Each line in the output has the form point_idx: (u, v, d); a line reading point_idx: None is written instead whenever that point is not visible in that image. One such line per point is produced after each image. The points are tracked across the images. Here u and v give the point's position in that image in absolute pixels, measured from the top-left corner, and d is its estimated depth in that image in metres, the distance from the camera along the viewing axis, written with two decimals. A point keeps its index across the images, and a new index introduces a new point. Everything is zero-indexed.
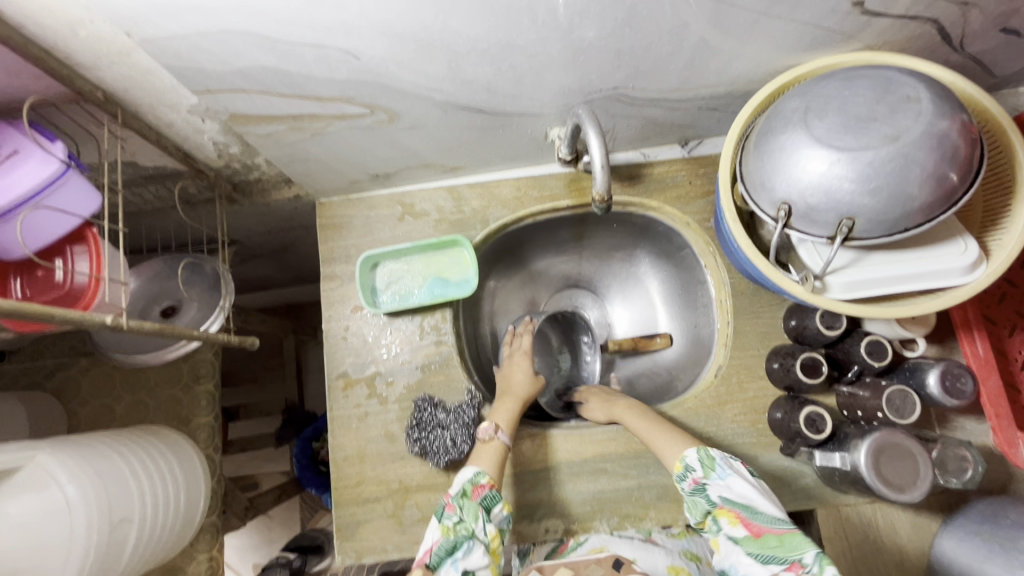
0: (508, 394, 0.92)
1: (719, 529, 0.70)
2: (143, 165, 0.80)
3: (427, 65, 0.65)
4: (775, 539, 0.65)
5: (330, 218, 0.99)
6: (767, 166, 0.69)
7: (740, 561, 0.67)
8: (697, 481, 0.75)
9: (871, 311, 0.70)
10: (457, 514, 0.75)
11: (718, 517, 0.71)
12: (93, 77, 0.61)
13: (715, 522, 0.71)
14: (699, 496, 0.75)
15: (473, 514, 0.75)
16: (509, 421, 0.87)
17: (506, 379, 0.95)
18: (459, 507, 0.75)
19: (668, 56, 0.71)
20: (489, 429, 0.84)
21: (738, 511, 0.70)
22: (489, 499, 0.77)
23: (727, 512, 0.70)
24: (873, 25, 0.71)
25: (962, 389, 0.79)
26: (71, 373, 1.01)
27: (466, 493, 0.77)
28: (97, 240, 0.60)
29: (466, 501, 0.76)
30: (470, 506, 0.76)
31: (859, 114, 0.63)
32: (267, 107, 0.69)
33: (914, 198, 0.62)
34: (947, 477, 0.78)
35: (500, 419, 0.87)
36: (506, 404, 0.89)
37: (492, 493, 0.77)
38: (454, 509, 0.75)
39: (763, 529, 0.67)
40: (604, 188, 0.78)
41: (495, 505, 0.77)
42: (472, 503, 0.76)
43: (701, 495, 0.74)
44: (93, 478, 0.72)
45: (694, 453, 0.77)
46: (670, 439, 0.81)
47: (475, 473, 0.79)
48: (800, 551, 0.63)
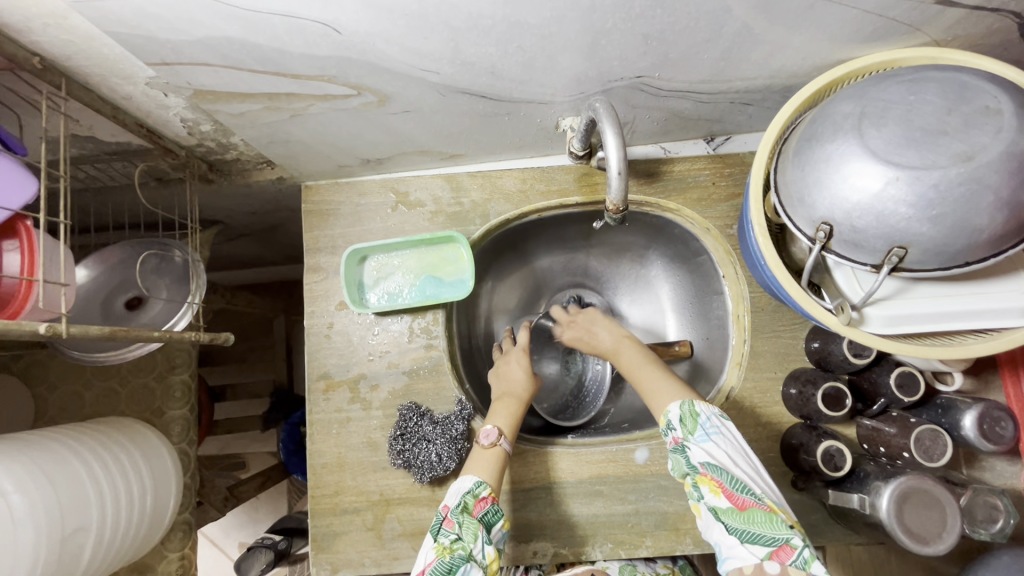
0: (507, 395, 0.83)
1: (700, 496, 0.66)
2: (103, 140, 0.71)
3: (422, 43, 0.56)
4: (760, 515, 0.62)
5: (316, 203, 0.90)
6: (808, 179, 0.60)
7: (722, 539, 0.63)
8: (677, 442, 0.69)
9: (917, 350, 0.62)
10: (455, 532, 0.67)
11: (699, 485, 0.66)
12: (28, 42, 0.52)
13: (696, 489, 0.66)
14: (680, 457, 0.68)
15: (473, 532, 0.66)
16: (510, 428, 0.79)
17: (503, 375, 0.86)
18: (458, 524, 0.67)
19: (703, 43, 0.61)
20: (492, 434, 0.76)
21: (719, 480, 0.64)
22: (490, 514, 0.70)
23: (708, 480, 0.65)
24: (945, 17, 0.61)
25: (1002, 434, 0.71)
26: (37, 356, 0.94)
27: (466, 508, 0.69)
28: (31, 234, 0.52)
29: (465, 517, 0.68)
30: (470, 523, 0.67)
31: (925, 125, 0.53)
32: (237, 84, 0.60)
33: (981, 230, 0.53)
34: (974, 529, 0.71)
35: (500, 424, 0.79)
36: (506, 406, 0.81)
37: (494, 507, 0.70)
38: (453, 525, 0.67)
39: (747, 503, 0.63)
40: (620, 196, 0.69)
41: (496, 522, 0.70)
42: (474, 518, 0.68)
43: (683, 456, 0.68)
44: (44, 486, 0.66)
45: (676, 407, 0.70)
46: (662, 388, 0.74)
47: (476, 484, 0.71)
48: (787, 531, 0.60)
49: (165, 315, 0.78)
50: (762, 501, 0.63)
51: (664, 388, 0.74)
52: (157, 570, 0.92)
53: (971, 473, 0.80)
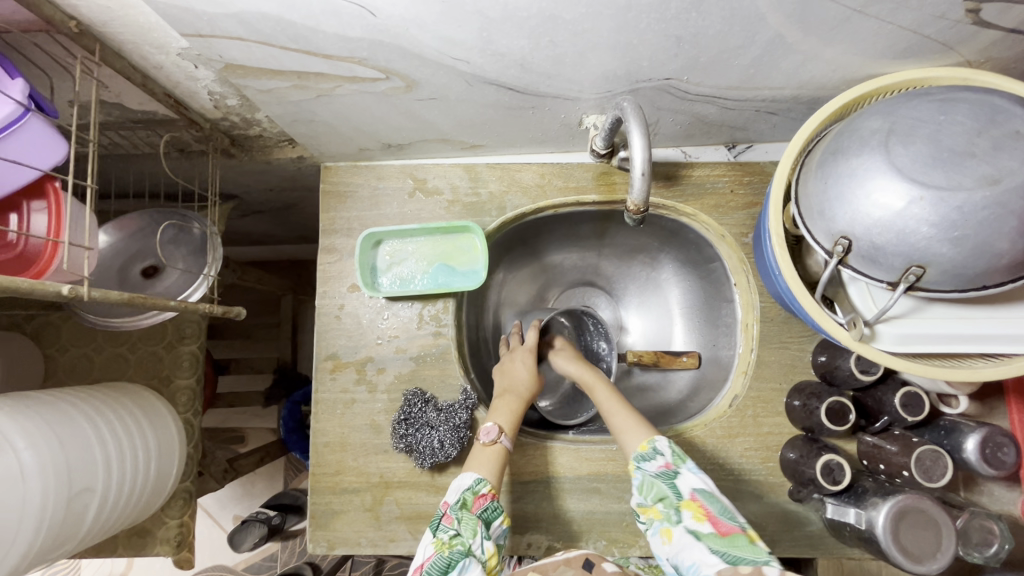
0: (509, 391, 0.84)
1: (679, 519, 0.66)
2: (130, 108, 0.72)
3: (454, 31, 0.56)
4: (743, 539, 0.62)
5: (334, 184, 0.91)
6: (830, 193, 0.60)
7: (702, 560, 0.61)
8: (665, 466, 0.70)
9: (925, 370, 0.62)
10: (454, 527, 0.67)
11: (683, 508, 0.66)
12: (67, 4, 0.52)
13: (676, 513, 0.67)
14: (662, 480, 0.69)
15: (472, 528, 0.67)
16: (511, 425, 0.80)
17: (506, 374, 0.87)
18: (458, 520, 0.68)
19: (735, 50, 0.61)
20: (492, 433, 0.77)
21: (706, 505, 0.66)
22: (489, 511, 0.70)
23: (694, 505, 0.66)
24: (979, 38, 0.61)
25: (1003, 460, 0.72)
26: (50, 317, 0.96)
27: (465, 505, 0.70)
28: (59, 196, 0.53)
29: (464, 514, 0.69)
30: (469, 519, 0.68)
31: (954, 146, 0.53)
32: (268, 61, 0.60)
33: (1001, 255, 0.53)
34: (968, 550, 0.72)
35: (502, 421, 0.79)
36: (507, 404, 0.82)
37: (493, 504, 0.71)
38: (452, 521, 0.68)
39: (732, 529, 0.63)
40: (641, 196, 0.69)
41: (495, 518, 0.70)
42: (472, 515, 0.69)
43: (668, 480, 0.68)
44: (53, 444, 0.67)
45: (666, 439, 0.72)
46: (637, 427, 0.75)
47: (475, 481, 0.72)
48: (767, 556, 0.61)
49: (181, 284, 0.78)
50: (743, 527, 0.64)
51: (635, 423, 0.76)
52: (156, 536, 0.93)
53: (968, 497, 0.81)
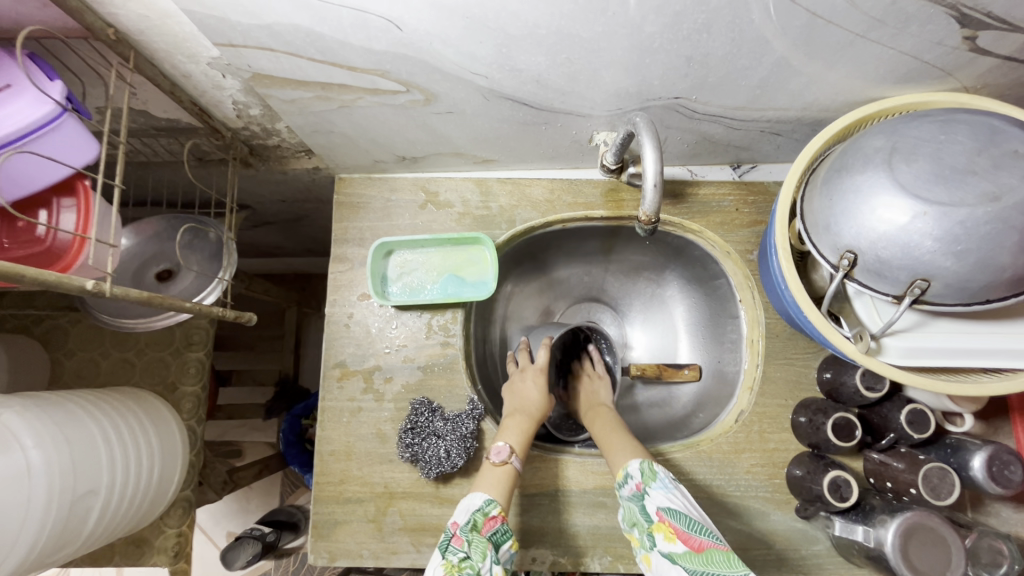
0: (519, 411, 0.84)
1: (654, 543, 0.65)
2: (156, 116, 0.74)
3: (476, 47, 0.58)
4: (718, 554, 0.62)
5: (347, 196, 0.93)
6: (836, 209, 0.62)
7: None
8: (637, 489, 0.70)
9: (932, 383, 0.63)
10: (464, 550, 0.66)
11: (654, 532, 0.66)
12: (107, 13, 0.54)
13: (650, 538, 0.66)
14: (636, 504, 0.70)
15: (482, 551, 0.66)
16: (522, 446, 0.79)
17: (518, 394, 0.87)
18: (467, 542, 0.66)
19: (743, 71, 0.64)
20: (503, 452, 0.77)
21: (674, 524, 0.65)
22: (498, 534, 0.69)
23: (664, 526, 0.65)
24: (977, 64, 0.64)
25: (1010, 477, 0.71)
26: (59, 322, 0.96)
27: (474, 526, 0.68)
28: (88, 194, 0.55)
29: (474, 536, 0.67)
30: (479, 541, 0.66)
31: (956, 164, 0.55)
32: (295, 72, 0.62)
33: (1003, 269, 0.54)
34: (978, 571, 0.72)
35: (512, 441, 0.79)
36: (517, 423, 0.82)
37: (503, 527, 0.69)
38: (462, 542, 0.66)
39: (705, 544, 0.63)
40: (653, 208, 0.71)
41: (504, 542, 0.69)
42: (483, 537, 0.67)
43: (639, 502, 0.69)
44: (61, 444, 0.67)
45: (636, 463, 0.72)
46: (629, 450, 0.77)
47: (486, 502, 0.71)
48: (740, 569, 0.60)
49: (196, 286, 0.79)
50: (719, 542, 0.63)
51: (630, 448, 0.78)
52: (154, 545, 0.92)
53: (975, 517, 0.80)
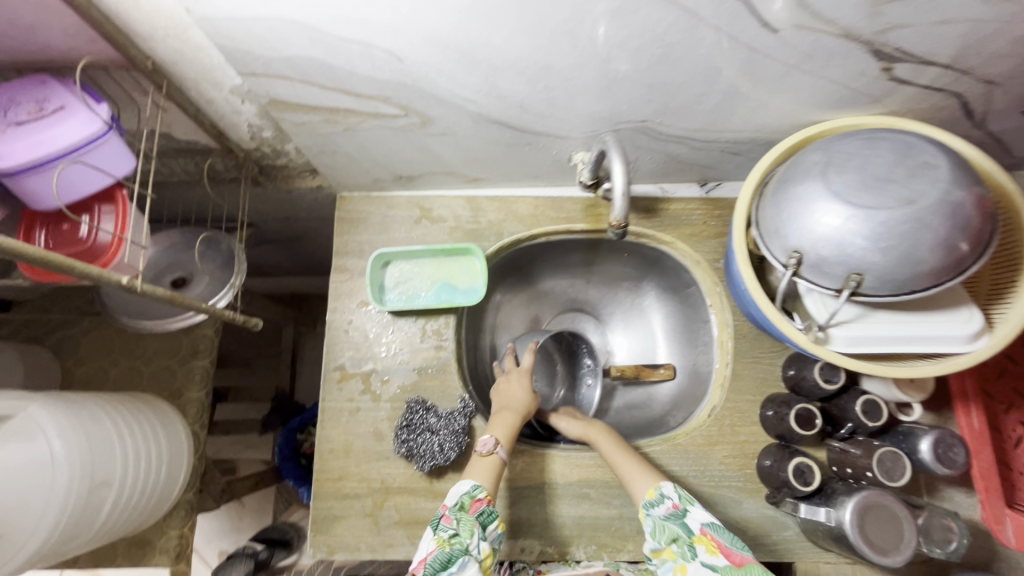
0: (508, 408, 0.90)
1: (694, 555, 0.73)
2: (177, 138, 0.82)
3: (466, 77, 0.67)
4: (757, 567, 0.70)
5: (348, 212, 1.01)
6: (782, 215, 0.70)
7: None
8: (675, 508, 0.76)
9: (873, 368, 0.71)
10: (453, 527, 0.73)
11: (696, 543, 0.73)
12: (147, 47, 0.63)
13: (690, 549, 0.73)
14: (673, 522, 0.75)
15: (470, 529, 0.73)
16: (508, 438, 0.85)
17: (505, 393, 0.93)
18: (456, 521, 0.73)
19: (699, 97, 0.74)
20: (489, 443, 0.82)
21: (717, 538, 0.73)
22: (485, 515, 0.75)
23: (706, 539, 0.73)
24: (899, 92, 0.74)
25: (954, 458, 0.79)
26: (70, 332, 1.01)
27: (462, 507, 0.75)
28: (125, 203, 0.64)
29: (462, 515, 0.74)
30: (467, 519, 0.73)
31: (878, 174, 0.64)
32: (307, 97, 0.71)
33: (923, 262, 0.63)
34: (930, 546, 0.78)
35: (498, 434, 0.85)
36: (506, 419, 0.88)
37: (489, 508, 0.75)
38: (452, 521, 0.73)
39: (744, 559, 0.70)
40: (621, 215, 0.79)
41: (491, 522, 0.75)
42: (471, 516, 0.74)
43: (678, 521, 0.75)
44: (81, 436, 0.73)
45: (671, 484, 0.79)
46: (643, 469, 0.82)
47: (473, 486, 0.77)
48: None
49: (208, 292, 0.86)
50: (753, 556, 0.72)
51: (640, 467, 0.82)
52: (156, 546, 0.95)
53: (931, 501, 0.87)
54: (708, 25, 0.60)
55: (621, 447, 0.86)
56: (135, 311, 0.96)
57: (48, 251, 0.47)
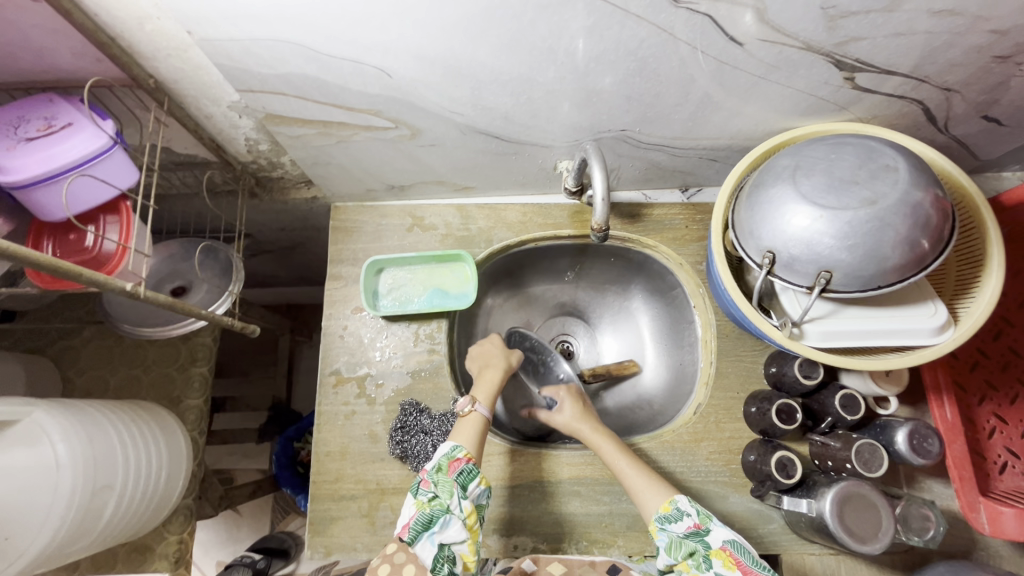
0: (489, 368, 0.94)
1: (709, 567, 0.71)
2: (177, 152, 0.86)
3: (453, 90, 0.71)
4: None
5: (343, 221, 1.04)
6: (755, 216, 0.74)
7: None
8: (695, 526, 0.75)
9: (846, 362, 0.74)
10: (432, 490, 0.75)
11: (712, 557, 0.72)
12: (150, 66, 0.66)
13: (706, 562, 0.72)
14: (692, 538, 0.74)
15: (449, 490, 0.74)
16: (488, 398, 0.88)
17: (481, 355, 0.96)
18: (435, 483, 0.75)
19: (675, 107, 0.78)
20: (467, 403, 0.86)
21: (736, 555, 0.71)
22: (465, 474, 0.76)
23: (724, 554, 0.71)
24: (864, 100, 0.78)
25: (929, 449, 0.82)
26: (70, 342, 1.03)
27: (441, 469, 0.76)
28: (129, 213, 0.67)
29: (441, 477, 0.75)
30: (445, 481, 0.75)
31: (843, 176, 0.68)
32: (302, 112, 0.74)
33: (887, 259, 0.67)
34: (909, 535, 0.80)
35: (478, 395, 0.88)
36: (487, 381, 0.91)
37: (468, 467, 0.76)
38: (430, 484, 0.75)
39: None
40: (602, 219, 0.83)
41: (472, 480, 0.76)
42: (449, 478, 0.75)
43: (698, 537, 0.73)
44: (84, 441, 0.75)
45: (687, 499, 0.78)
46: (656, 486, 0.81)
47: (452, 448, 0.79)
48: None
49: (208, 299, 0.89)
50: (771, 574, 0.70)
51: (651, 482, 0.82)
52: (156, 551, 0.96)
53: (911, 492, 0.90)
54: (678, 40, 0.64)
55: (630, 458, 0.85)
56: (134, 316, 0.98)
57: (58, 260, 0.50)
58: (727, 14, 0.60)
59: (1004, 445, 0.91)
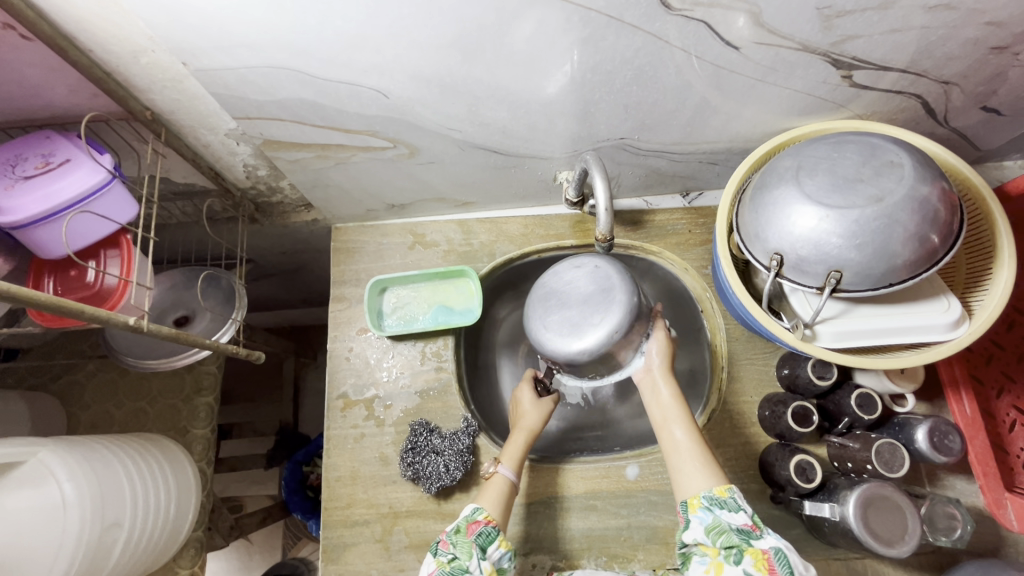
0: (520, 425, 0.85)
1: (737, 561, 0.64)
2: (175, 182, 0.85)
3: (450, 107, 0.71)
4: None
5: (344, 242, 1.03)
6: (761, 219, 0.73)
7: None
8: (748, 525, 0.65)
9: (861, 361, 0.73)
10: (450, 552, 0.70)
11: (746, 554, 0.64)
12: (146, 99, 0.67)
13: (737, 554, 0.64)
14: (736, 533, 0.65)
15: (468, 551, 0.69)
16: (514, 459, 0.81)
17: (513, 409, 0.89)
18: (453, 544, 0.70)
19: (672, 113, 0.77)
20: (490, 465, 0.80)
21: (775, 566, 0.62)
22: (484, 536, 0.71)
23: (761, 557, 0.63)
24: (862, 97, 0.78)
25: (950, 446, 0.81)
26: (74, 377, 1.03)
27: (460, 530, 0.72)
28: (129, 246, 0.66)
29: (459, 538, 0.71)
30: (464, 542, 0.70)
31: (847, 175, 0.68)
32: (299, 136, 0.74)
33: (898, 256, 0.66)
34: (936, 535, 0.78)
35: (504, 455, 0.81)
36: (516, 439, 0.83)
37: (487, 529, 0.71)
38: (449, 545, 0.70)
39: None
40: (606, 229, 0.81)
41: (491, 543, 0.71)
42: (467, 539, 0.70)
43: (743, 534, 0.65)
44: (91, 478, 0.73)
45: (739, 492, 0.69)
46: (702, 466, 0.72)
47: (473, 510, 0.75)
48: None
49: (211, 328, 0.87)
50: None
51: (701, 465, 0.72)
52: None
53: (934, 490, 0.89)
54: (675, 47, 0.64)
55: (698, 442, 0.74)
56: (133, 348, 0.96)
57: (59, 298, 0.49)
58: (721, 19, 0.60)
59: None
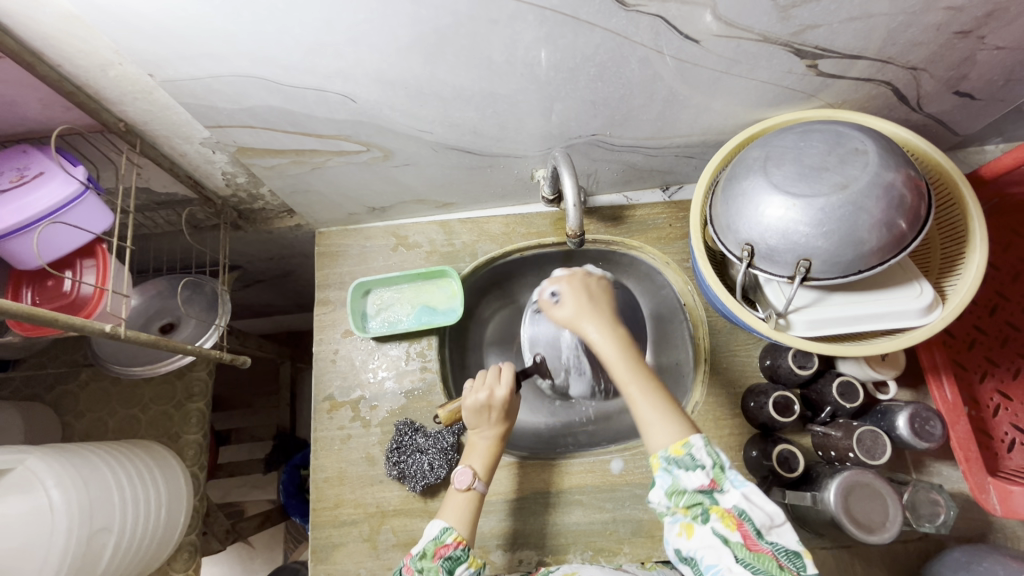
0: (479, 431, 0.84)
1: (705, 520, 0.61)
2: (156, 191, 0.88)
3: (419, 109, 0.72)
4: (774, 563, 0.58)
5: (328, 246, 1.05)
6: (731, 210, 0.73)
7: (725, 565, 0.59)
8: (707, 484, 0.61)
9: (834, 349, 0.74)
10: None
11: (711, 513, 0.61)
12: (118, 111, 0.68)
13: (704, 514, 0.61)
14: (699, 493, 0.61)
15: None
16: (485, 468, 0.80)
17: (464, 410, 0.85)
18: (419, 570, 0.69)
19: (641, 107, 0.78)
20: (467, 478, 0.77)
21: (743, 524, 0.59)
22: (452, 559, 0.70)
23: (727, 516, 0.60)
24: (831, 86, 0.78)
25: (931, 431, 0.80)
26: (67, 387, 1.05)
27: (426, 555, 0.71)
28: (105, 255, 0.69)
29: (426, 564, 0.69)
30: (430, 568, 0.69)
31: (813, 164, 0.68)
32: (273, 142, 0.75)
33: (865, 243, 0.66)
34: (919, 522, 0.78)
35: (475, 465, 0.80)
36: (484, 448, 0.82)
37: (455, 553, 0.70)
38: (413, 571, 0.69)
39: (764, 549, 0.58)
40: (576, 224, 0.84)
41: (459, 567, 0.70)
42: (434, 564, 0.69)
43: (704, 494, 0.61)
44: (78, 484, 0.75)
45: (699, 441, 0.63)
46: (661, 417, 0.65)
47: (442, 530, 0.73)
48: None
49: (196, 334, 0.90)
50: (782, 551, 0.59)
51: (665, 416, 0.65)
52: None
53: (920, 477, 0.89)
54: (635, 42, 0.64)
55: (654, 393, 0.67)
56: (120, 355, 0.99)
57: (32, 307, 0.50)
58: (679, 14, 0.61)
59: (1010, 422, 0.89)
